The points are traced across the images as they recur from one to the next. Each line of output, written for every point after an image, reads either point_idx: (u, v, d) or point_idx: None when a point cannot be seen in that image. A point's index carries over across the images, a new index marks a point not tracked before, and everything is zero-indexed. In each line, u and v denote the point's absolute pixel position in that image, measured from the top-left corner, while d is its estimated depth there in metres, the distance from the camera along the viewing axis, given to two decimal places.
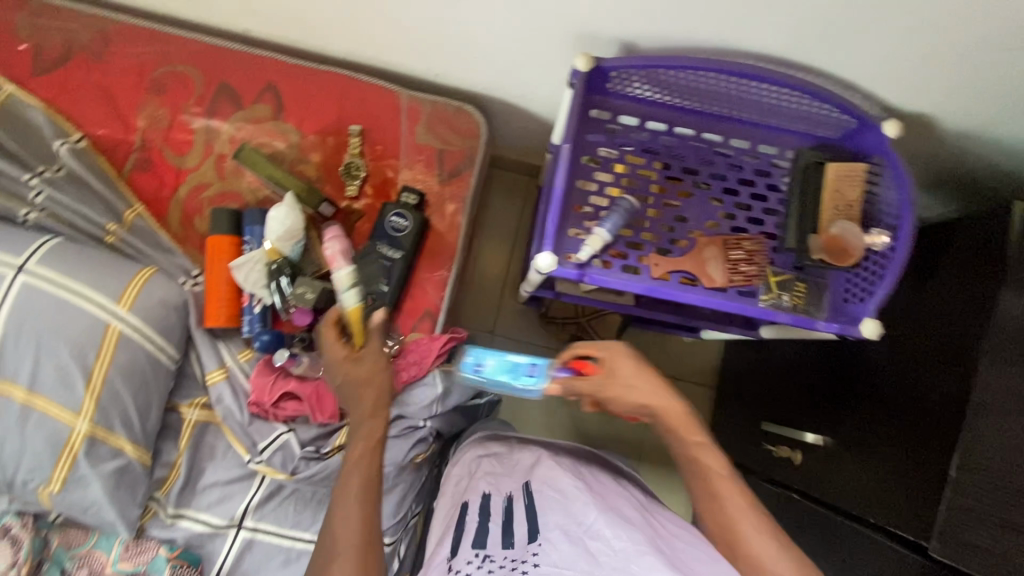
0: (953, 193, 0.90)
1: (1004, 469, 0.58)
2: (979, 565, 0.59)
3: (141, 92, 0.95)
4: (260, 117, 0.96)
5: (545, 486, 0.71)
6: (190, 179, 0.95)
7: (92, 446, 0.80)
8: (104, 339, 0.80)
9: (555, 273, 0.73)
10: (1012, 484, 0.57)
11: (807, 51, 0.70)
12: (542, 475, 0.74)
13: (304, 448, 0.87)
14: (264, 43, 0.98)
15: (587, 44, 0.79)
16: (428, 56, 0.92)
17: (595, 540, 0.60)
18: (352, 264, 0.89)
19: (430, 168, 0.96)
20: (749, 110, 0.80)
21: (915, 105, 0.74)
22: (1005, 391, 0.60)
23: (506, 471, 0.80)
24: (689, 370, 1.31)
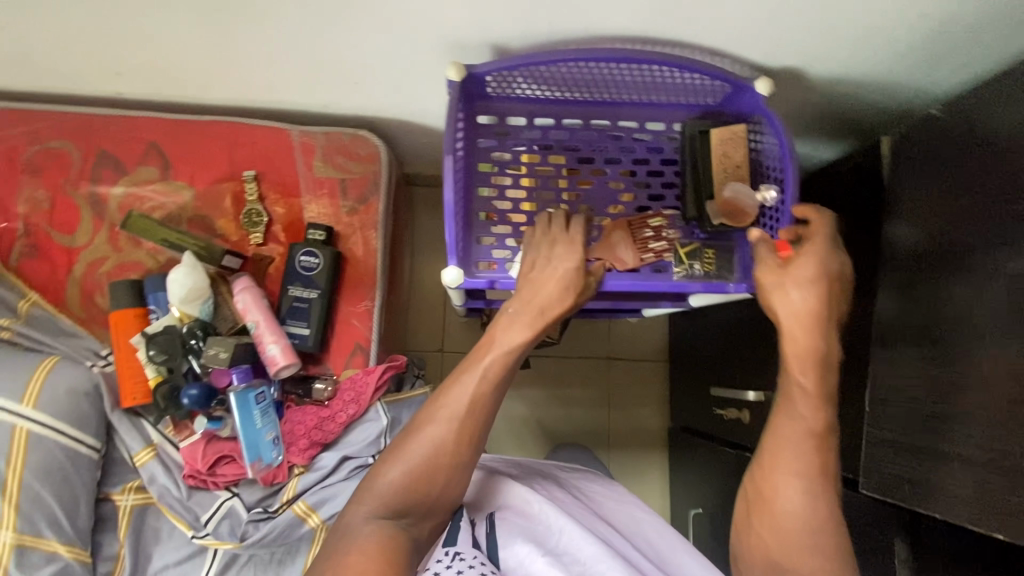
0: (841, 135, 0.93)
1: (907, 396, 0.61)
2: (900, 493, 0.61)
3: (15, 176, 0.90)
4: (147, 180, 0.92)
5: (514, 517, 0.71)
6: (84, 257, 0.91)
7: (21, 556, 0.74)
8: (12, 442, 0.76)
9: (465, 285, 0.73)
10: (904, 402, 0.61)
11: (667, 27, 0.71)
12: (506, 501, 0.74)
13: (251, 510, 0.84)
14: (140, 102, 0.95)
15: (459, 53, 0.78)
16: (309, 88, 0.90)
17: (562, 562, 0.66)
18: (268, 313, 0.87)
19: (335, 201, 0.94)
20: (629, 91, 0.81)
21: (780, 61, 0.77)
22: (893, 318, 0.64)
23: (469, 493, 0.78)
24: (643, 349, 1.32)
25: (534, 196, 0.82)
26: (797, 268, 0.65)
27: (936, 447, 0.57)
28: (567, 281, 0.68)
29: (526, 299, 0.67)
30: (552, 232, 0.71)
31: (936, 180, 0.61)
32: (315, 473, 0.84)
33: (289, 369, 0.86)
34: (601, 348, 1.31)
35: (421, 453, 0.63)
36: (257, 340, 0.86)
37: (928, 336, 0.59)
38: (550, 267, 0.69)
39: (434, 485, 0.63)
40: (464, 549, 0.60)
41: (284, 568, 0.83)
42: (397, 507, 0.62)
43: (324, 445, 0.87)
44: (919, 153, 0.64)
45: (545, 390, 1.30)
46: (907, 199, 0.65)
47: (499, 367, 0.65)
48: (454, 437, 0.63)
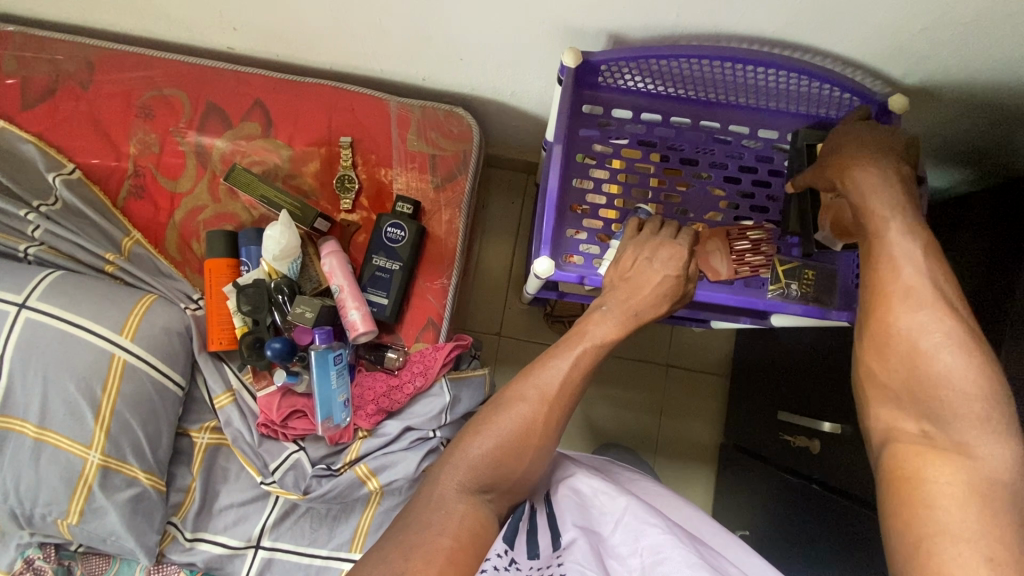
0: (966, 164, 0.87)
1: None
2: None
3: (130, 118, 0.95)
4: (249, 135, 0.95)
5: (569, 498, 0.66)
6: (185, 204, 0.95)
7: (105, 476, 0.80)
8: (109, 370, 0.80)
9: (554, 277, 0.72)
10: None
11: (804, 30, 0.67)
12: (561, 481, 0.70)
13: (315, 466, 0.87)
14: (249, 59, 0.97)
15: (574, 39, 0.77)
16: (413, 60, 0.90)
17: (613, 559, 0.58)
18: (351, 278, 0.89)
19: (424, 175, 0.95)
20: (746, 94, 0.78)
21: (920, 77, 0.71)
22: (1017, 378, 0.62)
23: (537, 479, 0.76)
24: (703, 360, 1.29)
25: (630, 194, 0.80)
26: (848, 141, 0.66)
27: None
28: (665, 286, 0.69)
29: (622, 298, 0.69)
30: (659, 237, 0.72)
31: None
32: (378, 439, 0.87)
33: (367, 335, 0.88)
34: (660, 353, 1.29)
35: (510, 428, 0.65)
36: (339, 303, 0.88)
37: None
38: (648, 265, 0.70)
39: (520, 463, 0.65)
40: (520, 558, 0.58)
41: (339, 524, 0.88)
42: (484, 479, 0.64)
43: (389, 413, 0.89)
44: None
45: (598, 387, 1.28)
46: None
47: (592, 358, 0.68)
48: (541, 420, 0.66)
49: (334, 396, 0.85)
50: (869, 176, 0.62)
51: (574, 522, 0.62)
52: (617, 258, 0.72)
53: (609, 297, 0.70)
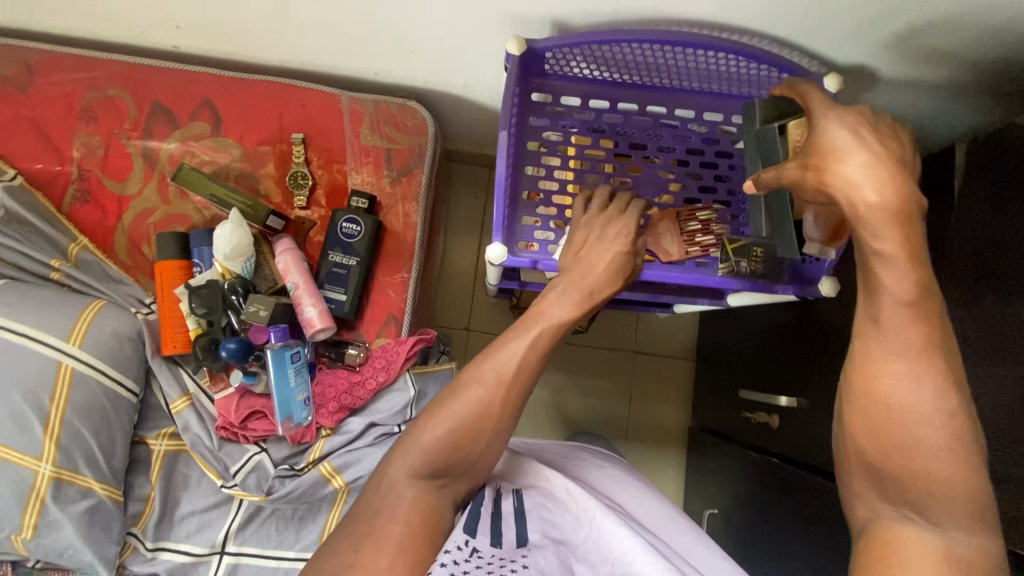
0: (904, 142, 0.90)
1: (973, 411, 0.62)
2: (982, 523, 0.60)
3: (73, 121, 0.92)
4: (198, 135, 0.93)
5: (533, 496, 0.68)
6: (134, 207, 0.93)
7: (57, 489, 0.78)
8: (57, 379, 0.78)
9: (507, 263, 0.72)
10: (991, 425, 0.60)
11: (739, 13, 0.69)
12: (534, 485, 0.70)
13: (278, 466, 0.85)
14: (196, 58, 0.96)
15: (519, 27, 0.77)
16: (363, 54, 0.90)
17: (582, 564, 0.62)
18: (307, 275, 0.88)
19: (379, 169, 0.94)
20: (690, 78, 0.79)
21: (854, 57, 0.73)
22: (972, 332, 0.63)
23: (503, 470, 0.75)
24: (671, 345, 1.31)
25: (581, 180, 0.81)
26: (853, 160, 0.50)
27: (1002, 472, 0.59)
28: (616, 261, 0.70)
29: (576, 278, 0.69)
30: (608, 213, 0.73)
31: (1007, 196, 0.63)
32: (341, 437, 0.86)
33: (325, 332, 0.87)
34: (628, 341, 1.31)
35: (467, 411, 0.64)
36: (296, 301, 0.87)
37: (995, 355, 0.60)
38: (599, 243, 0.71)
39: (476, 447, 0.64)
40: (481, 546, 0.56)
41: (305, 525, 0.87)
42: (439, 465, 0.63)
43: (351, 410, 0.88)
44: (983, 160, 0.66)
45: (567, 378, 1.29)
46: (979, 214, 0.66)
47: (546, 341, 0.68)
48: (499, 401, 0.65)
49: (292, 397, 0.84)
50: (879, 212, 0.48)
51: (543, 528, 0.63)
52: (569, 238, 0.73)
53: (562, 278, 0.70)
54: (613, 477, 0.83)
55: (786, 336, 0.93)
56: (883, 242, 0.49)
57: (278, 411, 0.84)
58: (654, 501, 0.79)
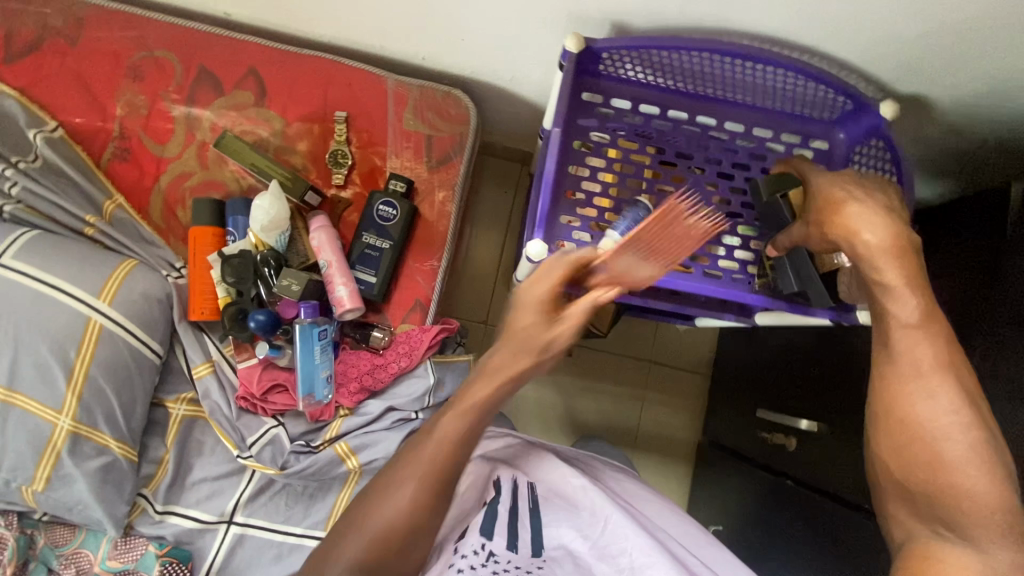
0: (948, 176, 0.90)
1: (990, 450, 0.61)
2: None
3: (118, 79, 0.92)
4: (242, 104, 0.93)
5: (553, 499, 0.75)
6: (172, 169, 0.92)
7: (75, 443, 0.78)
8: (85, 334, 0.78)
9: (545, 261, 0.71)
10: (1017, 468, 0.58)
11: (803, 30, 0.68)
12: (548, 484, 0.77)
13: (294, 441, 0.85)
14: (245, 27, 0.96)
15: (578, 25, 0.77)
16: (414, 38, 0.89)
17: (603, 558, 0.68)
18: (340, 254, 0.88)
19: (419, 155, 0.94)
20: (743, 92, 0.78)
21: (911, 84, 0.73)
22: (1003, 372, 0.63)
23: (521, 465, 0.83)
24: (687, 358, 1.31)
25: (624, 183, 0.80)
26: (850, 206, 0.60)
27: None
28: (544, 325, 0.60)
29: (509, 350, 0.60)
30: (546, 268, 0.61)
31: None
32: (359, 418, 0.86)
33: (353, 313, 0.87)
34: (644, 350, 1.30)
35: (389, 516, 0.58)
36: (326, 279, 0.87)
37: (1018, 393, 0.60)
38: (527, 306, 0.60)
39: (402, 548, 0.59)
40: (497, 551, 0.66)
41: (314, 503, 0.87)
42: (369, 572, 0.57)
43: (371, 393, 0.88)
44: None
45: (579, 382, 1.29)
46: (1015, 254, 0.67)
47: None
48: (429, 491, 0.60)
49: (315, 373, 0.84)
50: (878, 250, 0.58)
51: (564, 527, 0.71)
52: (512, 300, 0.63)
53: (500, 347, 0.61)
54: (628, 486, 0.85)
55: (810, 360, 0.93)
56: (884, 274, 0.58)
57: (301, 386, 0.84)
58: (664, 511, 0.79)
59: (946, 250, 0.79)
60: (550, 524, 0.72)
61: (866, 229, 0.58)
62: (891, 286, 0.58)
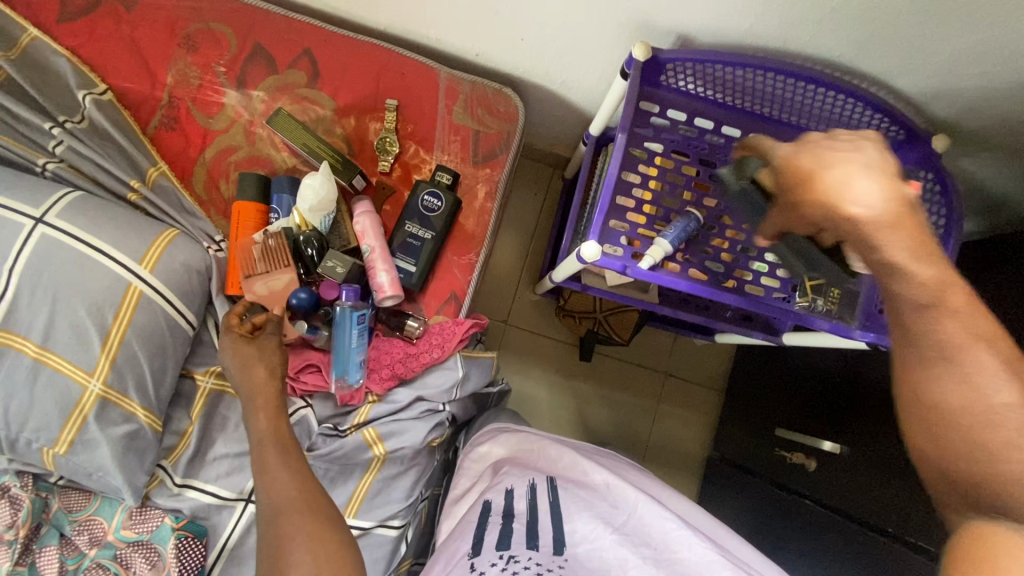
0: (982, 214, 0.91)
1: None
2: None
3: (171, 47, 0.92)
4: (294, 84, 0.93)
5: (571, 491, 0.75)
6: (218, 142, 0.92)
7: (102, 408, 0.77)
8: (124, 299, 0.77)
9: (598, 262, 0.72)
10: None
11: (866, 59, 0.70)
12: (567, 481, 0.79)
13: (322, 424, 0.86)
14: (302, 7, 0.96)
15: (643, 35, 0.78)
16: (472, 34, 0.90)
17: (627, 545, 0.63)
18: (383, 241, 0.88)
19: (465, 149, 0.94)
20: (798, 115, 0.80)
21: (963, 120, 0.74)
22: None
23: (535, 460, 0.85)
24: (701, 373, 1.32)
25: (673, 194, 0.81)
26: (830, 171, 0.50)
27: None
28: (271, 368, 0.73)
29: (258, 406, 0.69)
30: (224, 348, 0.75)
31: None
32: (387, 406, 0.86)
33: (393, 300, 0.88)
34: (661, 362, 1.31)
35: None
36: (368, 264, 0.88)
37: None
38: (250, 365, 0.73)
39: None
40: (518, 553, 0.61)
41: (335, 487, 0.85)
42: None
43: (401, 381, 0.88)
44: None
45: (594, 389, 1.30)
46: None
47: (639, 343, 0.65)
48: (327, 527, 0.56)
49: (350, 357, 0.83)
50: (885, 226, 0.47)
51: (586, 522, 0.67)
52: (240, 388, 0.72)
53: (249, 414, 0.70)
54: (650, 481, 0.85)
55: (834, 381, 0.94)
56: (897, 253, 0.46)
57: (336, 369, 0.84)
58: (690, 506, 0.78)
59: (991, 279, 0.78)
60: (570, 518, 0.69)
61: (860, 179, 0.49)
62: (897, 262, 0.47)
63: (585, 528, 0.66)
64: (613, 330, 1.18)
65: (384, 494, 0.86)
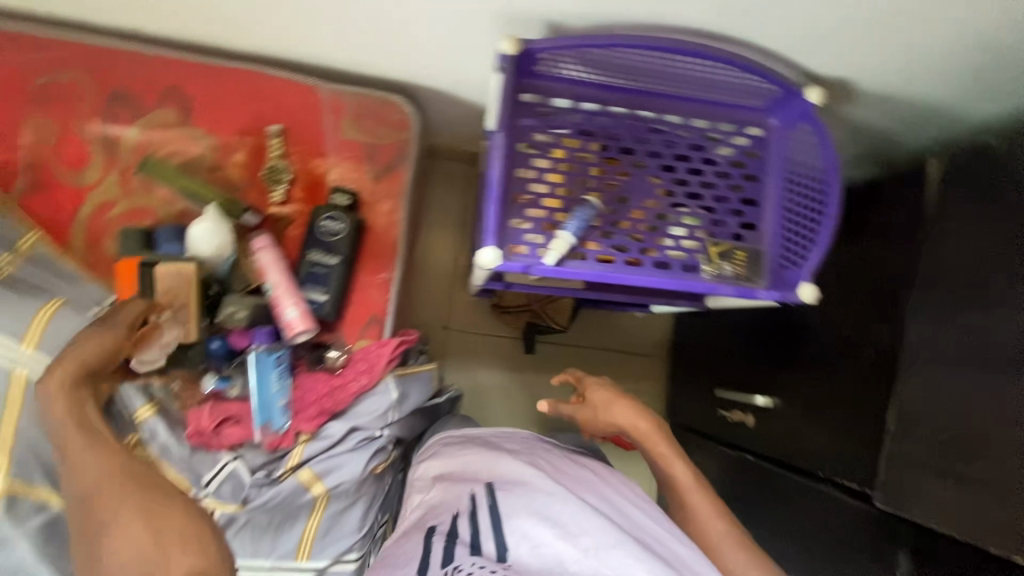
0: (873, 154, 0.94)
1: (925, 415, 0.62)
2: (928, 519, 0.60)
3: (21, 104, 0.85)
4: (165, 123, 0.87)
5: (509, 488, 0.75)
6: (92, 199, 0.86)
7: (11, 504, 0.72)
8: (9, 389, 0.73)
9: (500, 267, 0.71)
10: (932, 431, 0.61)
11: (733, 23, 0.70)
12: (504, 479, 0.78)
13: (254, 473, 0.82)
14: (161, 40, 0.88)
15: (513, 26, 0.75)
16: (344, 46, 0.85)
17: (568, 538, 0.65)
18: (287, 275, 0.85)
19: (361, 164, 0.91)
20: (679, 84, 0.79)
21: (836, 68, 0.75)
22: (927, 342, 0.64)
23: (471, 465, 0.83)
24: (646, 344, 1.33)
25: (572, 183, 0.81)
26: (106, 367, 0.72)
27: (941, 470, 0.59)
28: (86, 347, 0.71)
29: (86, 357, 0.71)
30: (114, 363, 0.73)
31: (987, 199, 0.62)
32: (321, 442, 0.84)
33: (306, 334, 0.85)
34: (605, 340, 1.32)
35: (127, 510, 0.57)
36: (274, 301, 0.85)
37: (961, 362, 0.60)
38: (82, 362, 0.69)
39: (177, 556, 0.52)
40: (462, 560, 0.63)
41: (281, 535, 0.81)
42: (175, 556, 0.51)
43: (332, 415, 0.86)
44: (964, 169, 0.64)
45: (545, 378, 1.30)
46: (948, 227, 0.65)
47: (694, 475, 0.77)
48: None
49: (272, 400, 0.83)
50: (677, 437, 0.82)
51: (529, 512, 0.69)
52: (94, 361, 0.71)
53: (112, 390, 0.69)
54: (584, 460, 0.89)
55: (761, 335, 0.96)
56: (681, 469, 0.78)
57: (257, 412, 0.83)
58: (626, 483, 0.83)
59: (866, 208, 0.81)
60: (509, 515, 0.69)
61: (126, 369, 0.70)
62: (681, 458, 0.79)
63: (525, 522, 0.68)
64: (550, 318, 1.18)
65: (336, 528, 0.83)
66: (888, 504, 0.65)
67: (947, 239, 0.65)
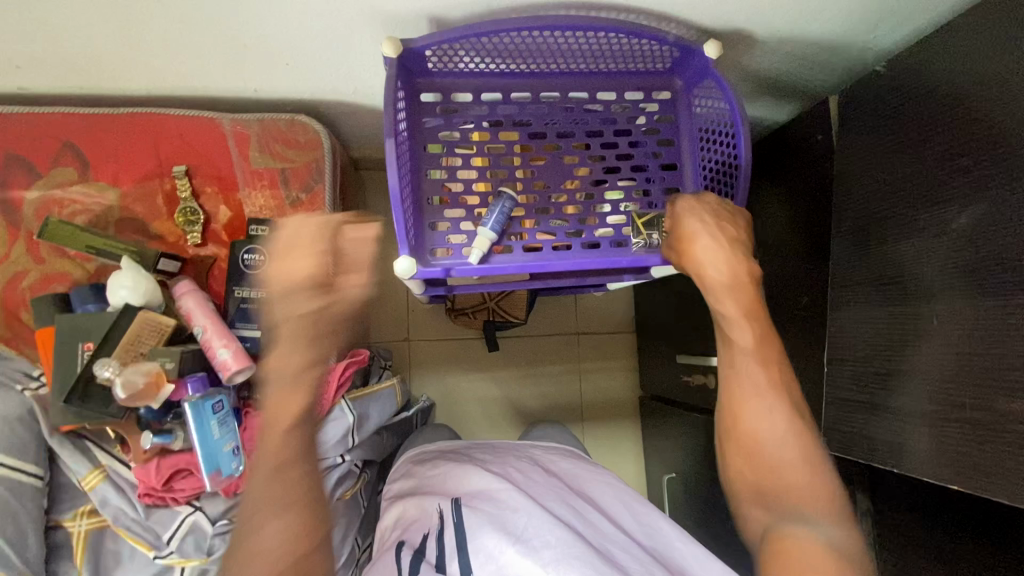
0: (790, 99, 0.93)
1: (860, 352, 0.64)
2: (877, 456, 0.62)
3: None
4: (65, 182, 0.84)
5: (471, 501, 0.72)
6: (2, 272, 0.83)
7: None
8: None
9: (418, 276, 0.70)
10: (870, 366, 0.63)
11: None
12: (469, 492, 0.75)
13: (217, 523, 0.80)
14: (47, 97, 0.84)
15: (395, 27, 0.72)
16: (235, 75, 0.82)
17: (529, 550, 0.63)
18: (215, 315, 0.83)
19: (276, 192, 0.89)
20: (577, 60, 0.78)
21: (730, 22, 0.73)
22: (851, 278, 0.65)
23: (436, 483, 0.79)
24: (610, 322, 1.32)
25: (488, 177, 0.79)
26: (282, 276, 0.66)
27: (883, 403, 0.61)
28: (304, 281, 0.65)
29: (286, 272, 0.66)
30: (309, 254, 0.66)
31: (888, 128, 0.62)
32: None
33: (243, 373, 0.83)
34: (569, 325, 1.31)
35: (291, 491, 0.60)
36: (204, 345, 0.82)
37: (884, 293, 0.61)
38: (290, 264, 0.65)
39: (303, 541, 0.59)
40: None
41: None
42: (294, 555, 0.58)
43: None
44: (867, 102, 0.65)
45: (515, 372, 1.29)
46: (856, 161, 0.66)
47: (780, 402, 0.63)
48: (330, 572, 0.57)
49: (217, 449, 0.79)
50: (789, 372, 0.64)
51: (492, 527, 0.67)
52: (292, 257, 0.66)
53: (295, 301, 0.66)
54: (553, 455, 0.87)
55: None
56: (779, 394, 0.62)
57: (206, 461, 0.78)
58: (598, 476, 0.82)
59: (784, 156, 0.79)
60: (472, 534, 0.67)
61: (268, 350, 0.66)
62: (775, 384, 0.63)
63: (489, 539, 0.66)
64: (507, 313, 1.16)
65: None
66: (833, 447, 0.69)
67: (857, 173, 0.65)
